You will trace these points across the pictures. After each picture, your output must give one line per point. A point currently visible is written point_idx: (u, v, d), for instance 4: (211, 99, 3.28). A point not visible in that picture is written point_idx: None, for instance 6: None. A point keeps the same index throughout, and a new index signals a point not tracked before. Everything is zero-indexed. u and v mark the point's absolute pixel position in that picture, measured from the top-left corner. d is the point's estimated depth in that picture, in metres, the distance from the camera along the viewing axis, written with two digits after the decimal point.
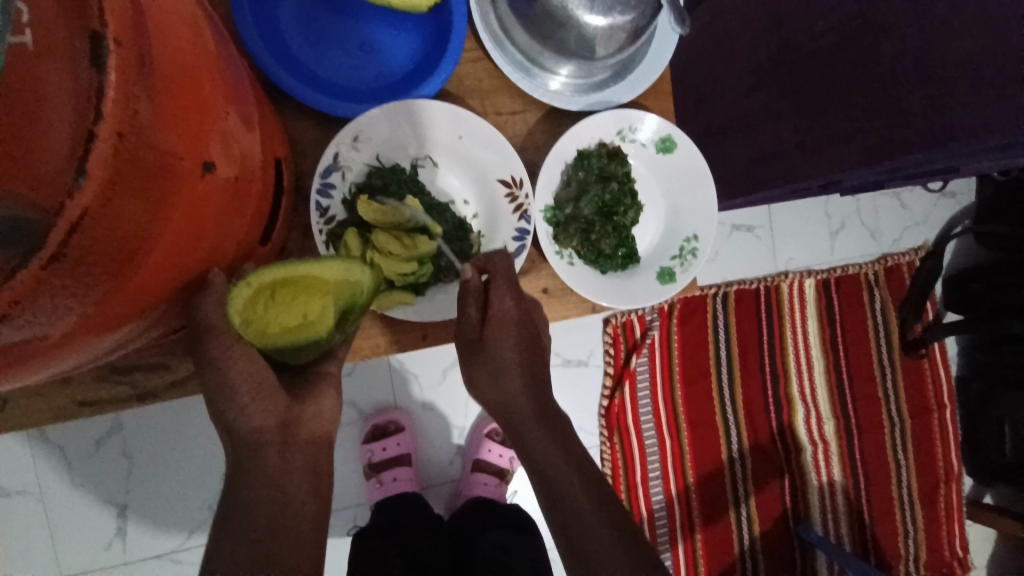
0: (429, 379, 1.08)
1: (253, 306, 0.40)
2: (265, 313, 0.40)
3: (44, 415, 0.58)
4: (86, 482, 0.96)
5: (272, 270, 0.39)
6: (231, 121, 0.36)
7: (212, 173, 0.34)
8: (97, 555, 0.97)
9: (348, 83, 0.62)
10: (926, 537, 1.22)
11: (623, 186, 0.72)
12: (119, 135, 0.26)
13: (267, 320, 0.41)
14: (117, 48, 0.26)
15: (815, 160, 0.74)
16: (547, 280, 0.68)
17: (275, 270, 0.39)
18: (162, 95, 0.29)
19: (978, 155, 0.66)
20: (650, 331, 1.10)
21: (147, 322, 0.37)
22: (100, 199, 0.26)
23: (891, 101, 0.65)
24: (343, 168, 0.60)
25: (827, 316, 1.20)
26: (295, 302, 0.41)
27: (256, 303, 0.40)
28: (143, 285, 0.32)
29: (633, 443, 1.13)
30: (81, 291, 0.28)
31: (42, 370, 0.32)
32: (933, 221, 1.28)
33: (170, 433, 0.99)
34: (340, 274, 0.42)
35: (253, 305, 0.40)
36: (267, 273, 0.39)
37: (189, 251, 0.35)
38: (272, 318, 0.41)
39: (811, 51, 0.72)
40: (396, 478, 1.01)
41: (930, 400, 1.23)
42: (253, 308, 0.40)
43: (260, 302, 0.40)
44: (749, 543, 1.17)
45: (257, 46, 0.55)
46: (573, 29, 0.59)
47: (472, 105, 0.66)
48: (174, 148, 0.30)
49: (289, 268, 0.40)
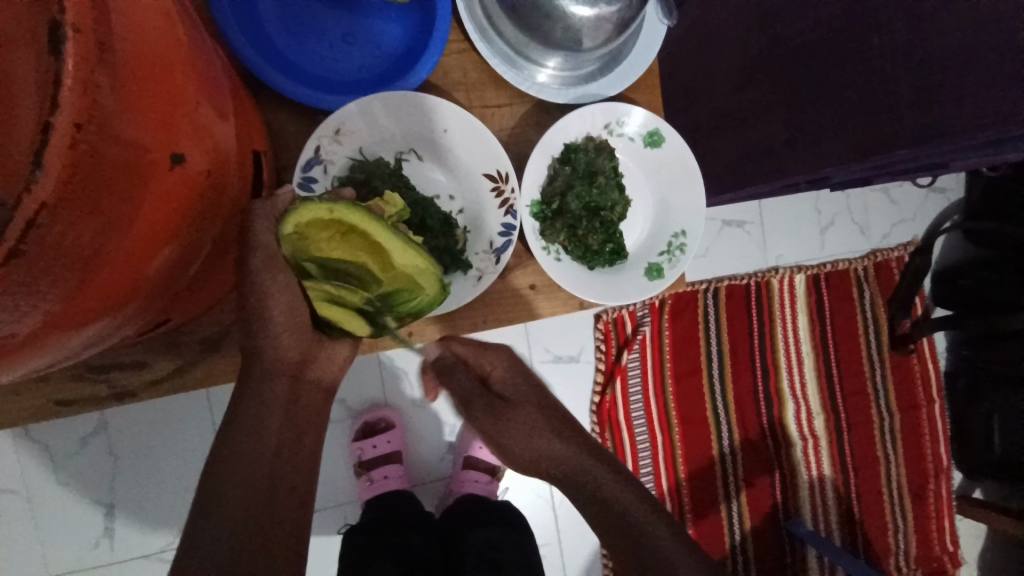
0: (419, 376, 1.07)
1: (320, 227, 0.46)
2: (327, 239, 0.47)
3: (21, 414, 0.57)
4: (71, 481, 0.95)
5: (358, 215, 0.46)
6: (203, 111, 0.35)
7: (183, 166, 0.33)
8: (83, 555, 0.96)
9: (330, 74, 0.61)
10: (915, 531, 1.23)
11: (611, 181, 0.70)
12: (79, 125, 0.25)
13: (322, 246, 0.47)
14: (76, 34, 0.25)
15: (803, 155, 0.74)
16: (534, 276, 0.68)
17: (360, 220, 0.46)
18: (126, 84, 0.28)
19: (966, 150, 0.66)
20: (642, 326, 1.09)
21: (119, 319, 0.36)
22: (59, 192, 0.25)
23: (878, 95, 0.65)
24: (325, 161, 0.59)
25: (818, 311, 1.20)
26: (354, 251, 0.48)
27: (327, 226, 0.47)
28: (111, 280, 0.32)
29: (625, 439, 1.12)
30: (45, 287, 0.27)
31: (11, 369, 0.31)
32: (923, 217, 1.28)
33: (157, 431, 0.97)
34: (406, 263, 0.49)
35: (325, 227, 0.47)
36: (353, 217, 0.46)
37: (160, 245, 0.34)
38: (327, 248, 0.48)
39: (799, 45, 0.71)
40: (386, 475, 1.00)
41: (919, 394, 1.24)
42: (322, 231, 0.47)
43: (328, 229, 0.47)
44: (740, 537, 1.17)
45: (237, 38, 0.54)
46: (560, 20, 0.58)
47: (458, 98, 0.65)
48: (139, 139, 0.29)
49: (372, 225, 0.47)
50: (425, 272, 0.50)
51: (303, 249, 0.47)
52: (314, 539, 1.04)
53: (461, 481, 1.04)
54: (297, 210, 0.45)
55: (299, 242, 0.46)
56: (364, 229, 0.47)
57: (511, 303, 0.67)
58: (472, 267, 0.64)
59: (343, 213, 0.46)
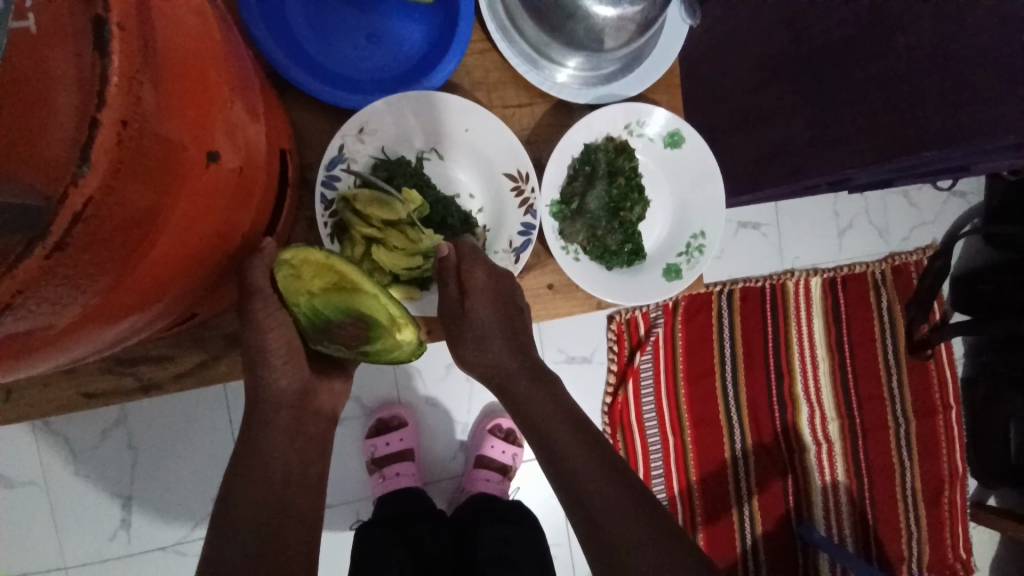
0: (432, 374, 1.08)
1: (315, 269, 0.43)
2: (317, 281, 0.44)
3: (48, 406, 0.59)
4: (90, 473, 0.96)
5: (353, 267, 0.43)
6: (236, 111, 0.36)
7: (217, 164, 0.33)
8: (100, 546, 0.97)
9: (354, 75, 0.62)
10: (929, 537, 1.22)
11: (631, 181, 0.70)
12: (124, 122, 0.26)
13: (316, 293, 0.44)
14: (119, 31, 0.26)
15: (825, 157, 0.73)
16: (553, 275, 0.69)
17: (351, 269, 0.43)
18: (167, 82, 0.29)
19: (990, 153, 0.65)
20: (655, 328, 1.09)
21: (151, 314, 0.37)
22: (104, 187, 0.26)
23: (903, 97, 0.64)
24: (348, 160, 0.60)
25: (834, 314, 1.19)
26: (343, 299, 0.44)
27: (321, 273, 0.44)
28: (148, 275, 0.32)
29: (636, 439, 1.12)
30: (86, 280, 0.28)
31: (46, 360, 0.32)
32: (942, 220, 1.26)
33: (175, 425, 0.98)
34: (394, 311, 0.45)
35: (313, 269, 0.43)
36: (346, 266, 0.43)
37: (194, 240, 0.35)
38: (319, 296, 0.44)
39: (819, 47, 0.71)
40: (398, 472, 1.01)
41: (936, 399, 1.22)
42: (310, 274, 0.44)
43: (323, 276, 0.44)
44: (752, 541, 1.17)
45: (263, 38, 0.55)
46: (582, 20, 0.58)
47: (479, 98, 0.66)
48: (180, 137, 0.30)
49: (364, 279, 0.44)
50: (408, 325, 0.46)
51: (296, 288, 0.44)
52: (326, 534, 1.05)
53: (473, 479, 1.05)
54: (299, 249, 0.43)
55: (291, 280, 0.44)
56: (355, 283, 0.44)
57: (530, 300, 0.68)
58: None
59: (339, 262, 0.43)
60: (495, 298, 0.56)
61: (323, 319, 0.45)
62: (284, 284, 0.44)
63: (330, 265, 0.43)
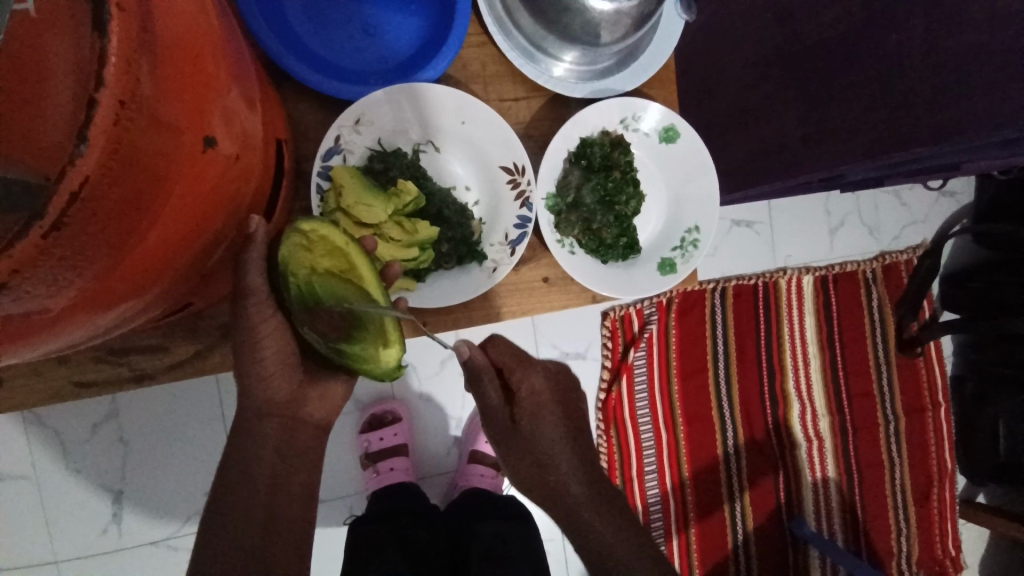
0: (426, 369, 1.08)
1: (327, 249, 0.46)
2: (322, 257, 0.46)
3: (40, 395, 0.58)
4: (81, 467, 0.96)
5: (365, 259, 0.46)
6: (233, 98, 0.36)
7: (214, 149, 0.33)
8: (91, 540, 0.97)
9: (350, 66, 0.61)
10: (919, 534, 1.23)
11: (626, 175, 0.71)
12: (121, 102, 0.26)
13: (318, 270, 0.46)
14: (119, 12, 0.26)
15: (819, 153, 0.74)
16: (548, 269, 0.69)
17: (363, 261, 0.46)
18: (165, 66, 0.29)
19: (981, 151, 0.66)
20: (648, 325, 1.09)
21: (145, 301, 0.37)
22: (101, 168, 0.26)
23: (895, 94, 0.64)
24: (344, 151, 0.60)
25: (825, 312, 1.20)
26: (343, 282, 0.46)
27: (330, 254, 0.46)
28: (143, 261, 0.32)
29: (629, 435, 1.13)
30: (82, 262, 0.28)
31: (38, 346, 0.32)
32: (932, 220, 1.28)
33: (167, 420, 0.98)
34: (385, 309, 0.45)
35: (326, 248, 0.46)
36: (358, 257, 0.46)
37: (189, 227, 0.34)
38: (320, 273, 0.46)
39: (813, 45, 0.72)
40: (393, 467, 1.01)
41: (925, 397, 1.23)
42: (320, 252, 0.46)
43: (332, 257, 0.46)
44: (743, 537, 1.18)
45: (257, 28, 0.54)
46: (579, 14, 0.58)
47: (475, 91, 0.66)
48: (177, 120, 0.30)
49: (370, 273, 0.46)
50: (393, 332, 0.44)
51: (301, 260, 0.46)
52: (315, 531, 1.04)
53: (467, 475, 1.05)
54: (321, 225, 0.47)
55: (299, 251, 0.46)
56: (360, 271, 0.46)
57: (525, 292, 0.68)
58: (487, 258, 0.65)
59: (354, 250, 0.46)
60: (550, 402, 0.58)
61: (315, 300, 0.46)
62: (289, 255, 0.45)
63: (344, 250, 0.46)
